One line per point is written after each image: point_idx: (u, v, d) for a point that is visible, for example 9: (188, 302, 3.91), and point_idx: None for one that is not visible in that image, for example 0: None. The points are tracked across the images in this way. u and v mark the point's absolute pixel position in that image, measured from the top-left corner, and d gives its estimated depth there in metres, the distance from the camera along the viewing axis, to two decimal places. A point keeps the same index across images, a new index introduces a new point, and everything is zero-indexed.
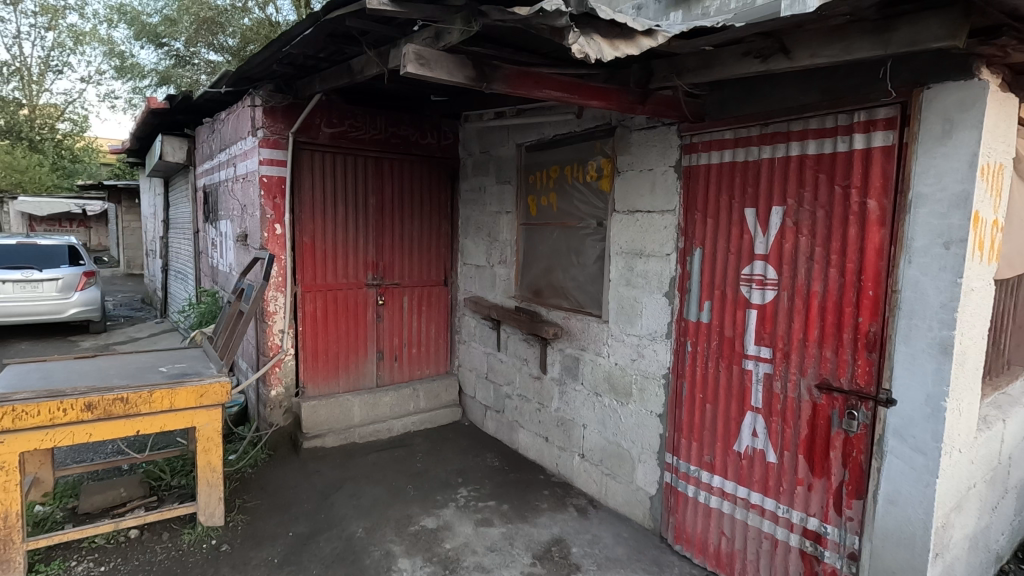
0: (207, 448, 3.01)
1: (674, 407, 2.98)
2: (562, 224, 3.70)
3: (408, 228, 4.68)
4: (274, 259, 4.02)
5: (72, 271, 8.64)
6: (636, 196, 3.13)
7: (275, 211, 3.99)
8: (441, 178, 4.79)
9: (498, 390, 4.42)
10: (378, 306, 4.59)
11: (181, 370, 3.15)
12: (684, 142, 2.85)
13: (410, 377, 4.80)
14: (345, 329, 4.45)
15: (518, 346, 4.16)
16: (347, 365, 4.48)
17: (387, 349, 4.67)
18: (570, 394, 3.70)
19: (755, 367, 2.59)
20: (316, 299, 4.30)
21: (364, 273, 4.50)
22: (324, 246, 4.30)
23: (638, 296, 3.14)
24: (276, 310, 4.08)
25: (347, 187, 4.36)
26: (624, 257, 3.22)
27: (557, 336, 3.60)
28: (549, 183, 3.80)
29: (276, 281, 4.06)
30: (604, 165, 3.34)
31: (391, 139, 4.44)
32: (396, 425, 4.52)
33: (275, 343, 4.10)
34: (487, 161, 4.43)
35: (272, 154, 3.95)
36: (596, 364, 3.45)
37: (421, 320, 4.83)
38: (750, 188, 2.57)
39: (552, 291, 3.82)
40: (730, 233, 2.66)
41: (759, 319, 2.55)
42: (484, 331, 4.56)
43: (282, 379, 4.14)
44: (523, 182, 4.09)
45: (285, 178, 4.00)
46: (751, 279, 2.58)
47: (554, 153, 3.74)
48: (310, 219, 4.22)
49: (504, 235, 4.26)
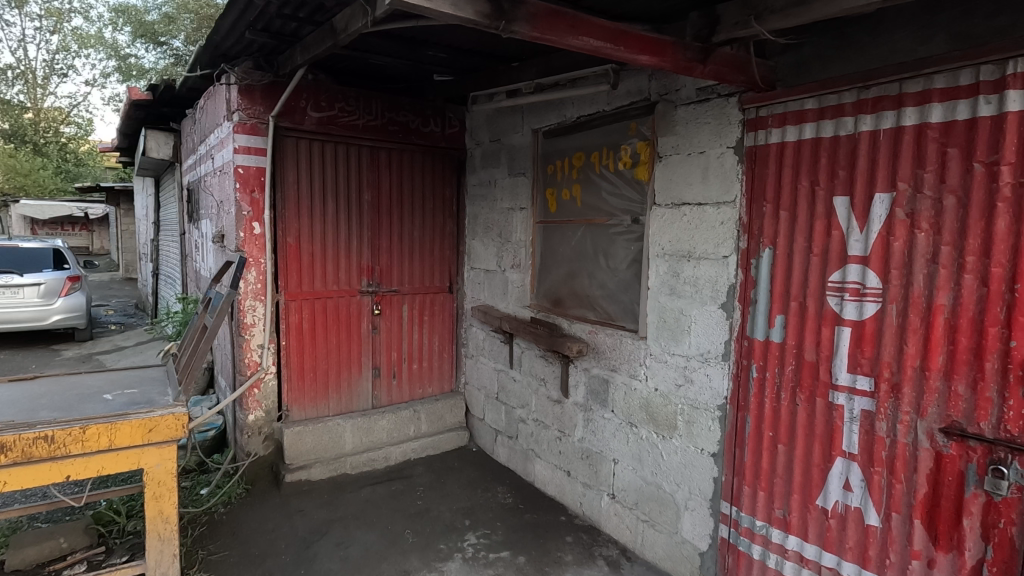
0: (159, 495, 2.45)
1: (733, 446, 2.41)
2: (589, 222, 3.13)
3: (409, 227, 4.14)
4: (252, 263, 3.47)
5: (55, 276, 8.13)
6: (683, 185, 2.56)
7: (253, 207, 3.44)
8: (445, 171, 4.25)
9: (511, 413, 3.85)
10: (374, 316, 4.04)
11: (130, 398, 2.60)
12: (748, 117, 2.29)
13: (411, 396, 4.24)
14: (336, 343, 3.89)
15: (534, 363, 3.59)
16: (339, 385, 3.92)
17: (385, 365, 4.11)
18: (597, 423, 3.13)
19: (847, 403, 2.01)
20: (303, 309, 3.75)
21: (357, 279, 3.95)
22: (311, 248, 3.75)
23: (685, 308, 2.57)
24: (253, 323, 3.51)
25: (338, 181, 3.81)
26: (666, 260, 2.64)
27: (582, 353, 3.04)
28: (572, 174, 3.23)
29: (254, 288, 3.50)
30: (641, 149, 2.78)
31: (389, 126, 3.88)
32: (394, 452, 3.94)
33: (254, 360, 3.54)
34: (498, 151, 3.88)
35: (250, 141, 3.40)
36: (631, 389, 2.89)
37: (423, 331, 4.28)
38: (842, 170, 1.99)
39: (575, 301, 3.25)
40: (812, 229, 2.08)
41: (855, 340, 1.97)
42: (495, 344, 3.99)
43: (262, 402, 3.58)
44: (541, 174, 3.52)
45: (265, 170, 3.45)
46: (843, 288, 2.00)
47: (578, 138, 3.19)
48: (295, 218, 3.68)
49: (518, 236, 3.70)
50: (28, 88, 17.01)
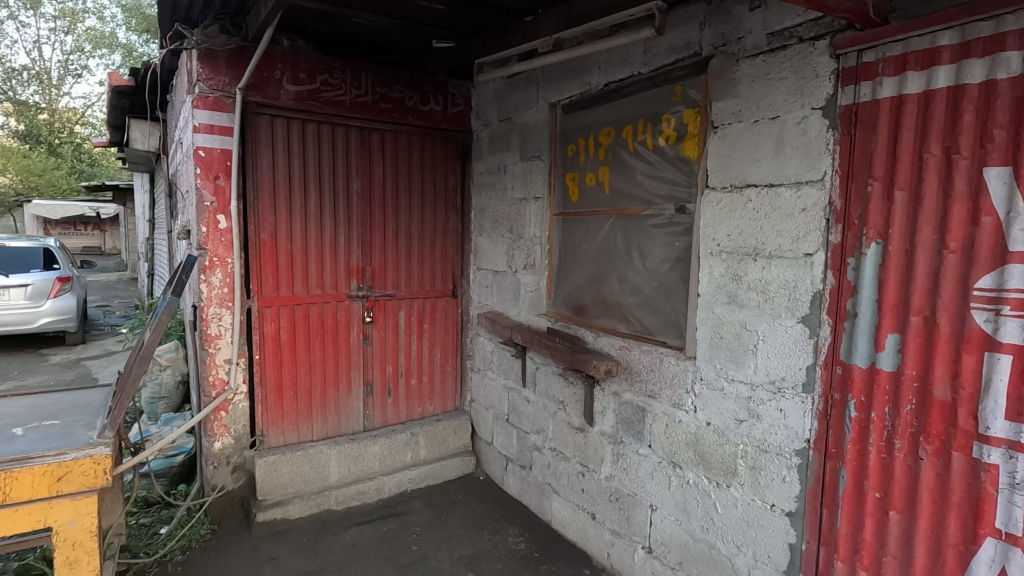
0: (73, 560, 1.92)
1: (818, 506, 1.82)
2: (620, 213, 2.55)
3: (406, 221, 3.59)
4: (217, 262, 2.92)
5: (44, 276, 7.71)
6: (748, 162, 1.97)
7: (217, 197, 2.89)
8: (447, 158, 3.72)
9: (524, 439, 3.29)
10: (365, 324, 3.50)
11: (46, 432, 2.07)
12: (844, 66, 1.69)
13: (408, 416, 3.69)
14: (321, 357, 3.36)
15: (552, 383, 3.02)
16: (325, 405, 3.39)
17: (378, 381, 3.57)
18: (630, 459, 2.55)
19: (1005, 463, 1.40)
20: (281, 317, 3.21)
21: (345, 281, 3.40)
22: (290, 246, 3.20)
23: (750, 322, 1.99)
24: (219, 334, 2.97)
25: (322, 168, 3.27)
26: (725, 260, 2.06)
27: (610, 373, 2.48)
28: (599, 156, 2.66)
29: (220, 293, 2.95)
30: (689, 118, 2.20)
31: (382, 103, 3.34)
32: (387, 484, 3.39)
33: (220, 378, 2.99)
34: (509, 131, 3.31)
35: (213, 118, 2.84)
36: (676, 421, 2.31)
37: (422, 341, 3.73)
38: (999, 129, 1.39)
39: (602, 309, 2.68)
40: (948, 215, 1.48)
41: (1020, 373, 1.37)
42: (505, 358, 3.43)
43: (230, 427, 3.04)
44: (560, 157, 2.94)
45: (231, 153, 2.90)
46: (1002, 298, 1.39)
47: (607, 110, 2.62)
48: (271, 210, 3.14)
49: (532, 231, 3.13)
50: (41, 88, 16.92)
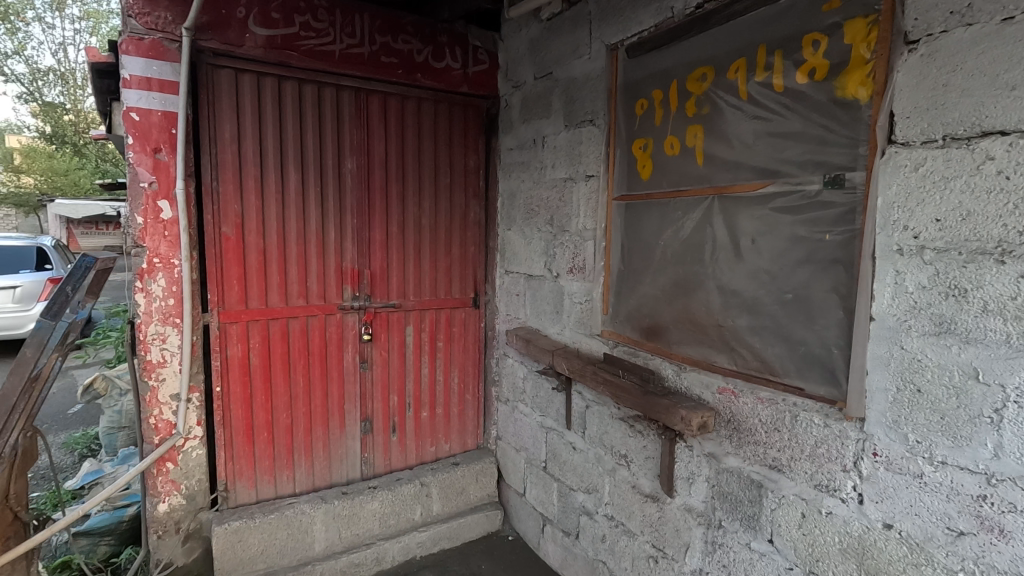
0: None
1: None
2: (720, 192, 1.74)
3: (415, 211, 2.82)
4: (159, 265, 2.17)
5: (36, 278, 7.14)
6: (988, 92, 1.13)
7: (157, 176, 2.14)
8: (468, 131, 2.93)
9: (569, 498, 2.50)
10: (362, 344, 2.73)
11: None
12: None
13: (418, 458, 2.94)
14: (305, 386, 2.61)
15: (610, 429, 2.23)
16: (310, 448, 2.65)
17: (380, 415, 2.82)
18: (735, 555, 1.73)
19: None
20: (250, 336, 2.46)
21: (336, 287, 2.64)
22: (263, 243, 2.45)
23: (989, 369, 1.15)
24: (164, 360, 2.22)
25: (305, 142, 2.51)
26: (932, 263, 1.23)
27: (705, 428, 1.70)
28: (687, 112, 1.85)
29: (164, 306, 2.20)
30: (853, 34, 1.37)
31: (382, 56, 2.57)
32: (390, 551, 2.62)
33: (165, 420, 2.24)
34: (550, 92, 2.52)
35: (150, 70, 2.09)
36: (823, 512, 1.48)
37: (436, 364, 2.97)
38: None
39: (689, 333, 1.87)
40: None
41: None
42: (542, 389, 2.66)
43: (181, 482, 2.30)
44: (622, 120, 2.13)
45: (177, 117, 2.14)
46: None
47: (699, 43, 1.80)
48: (236, 195, 2.38)
49: (582, 222, 2.33)
50: (65, 87, 16.69)
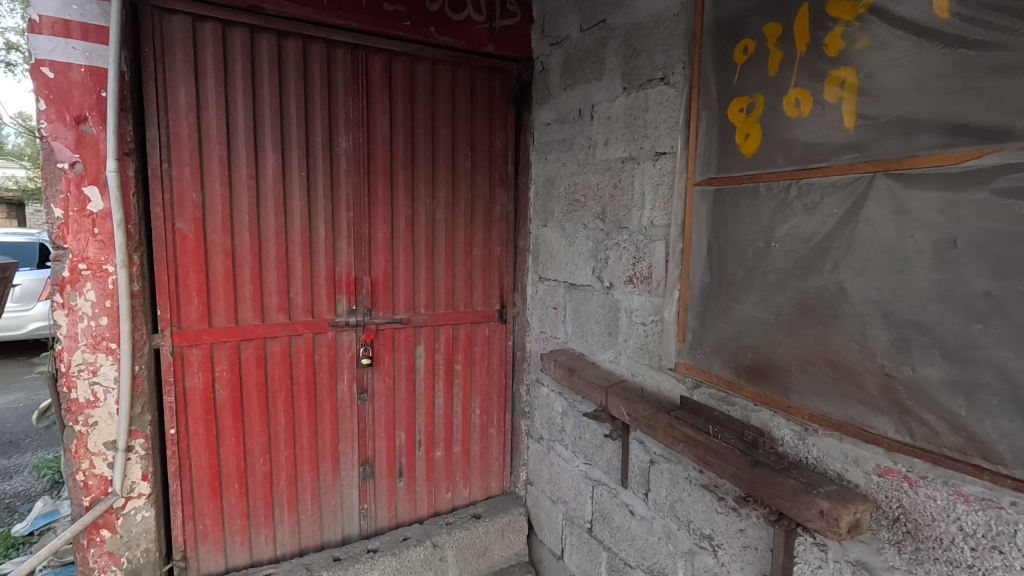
0: None
1: None
2: (885, 167, 1.13)
3: (427, 201, 2.25)
4: (86, 273, 1.64)
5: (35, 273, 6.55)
6: None
7: (82, 155, 1.60)
8: (494, 103, 2.35)
9: None
10: (361, 370, 2.17)
11: None
12: None
13: (430, 508, 2.40)
14: (288, 424, 2.06)
15: (686, 497, 1.65)
16: (295, 500, 2.11)
17: (382, 457, 2.26)
18: None
19: None
20: (216, 362, 1.92)
21: (328, 299, 2.09)
22: (231, 242, 1.90)
23: None
24: (95, 398, 1.69)
25: (286, 113, 1.95)
26: None
27: (859, 528, 1.11)
28: (825, 50, 1.23)
29: (93, 326, 1.66)
30: None
31: (385, 3, 2.00)
32: None
33: (98, 476, 1.71)
34: (601, 45, 1.93)
35: (69, 9, 1.55)
36: None
37: (452, 391, 2.40)
38: None
39: (823, 378, 1.26)
40: None
41: None
42: (587, 430, 2.09)
43: (120, 555, 1.77)
44: (711, 73, 1.52)
45: (107, 74, 1.59)
46: None
47: None
48: (195, 180, 1.83)
49: (648, 216, 1.74)
50: None
